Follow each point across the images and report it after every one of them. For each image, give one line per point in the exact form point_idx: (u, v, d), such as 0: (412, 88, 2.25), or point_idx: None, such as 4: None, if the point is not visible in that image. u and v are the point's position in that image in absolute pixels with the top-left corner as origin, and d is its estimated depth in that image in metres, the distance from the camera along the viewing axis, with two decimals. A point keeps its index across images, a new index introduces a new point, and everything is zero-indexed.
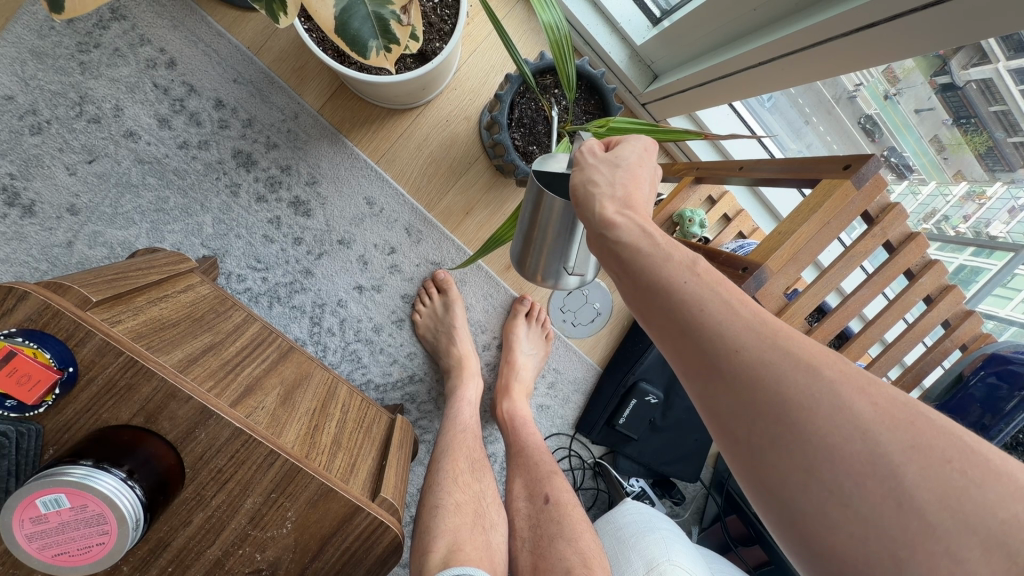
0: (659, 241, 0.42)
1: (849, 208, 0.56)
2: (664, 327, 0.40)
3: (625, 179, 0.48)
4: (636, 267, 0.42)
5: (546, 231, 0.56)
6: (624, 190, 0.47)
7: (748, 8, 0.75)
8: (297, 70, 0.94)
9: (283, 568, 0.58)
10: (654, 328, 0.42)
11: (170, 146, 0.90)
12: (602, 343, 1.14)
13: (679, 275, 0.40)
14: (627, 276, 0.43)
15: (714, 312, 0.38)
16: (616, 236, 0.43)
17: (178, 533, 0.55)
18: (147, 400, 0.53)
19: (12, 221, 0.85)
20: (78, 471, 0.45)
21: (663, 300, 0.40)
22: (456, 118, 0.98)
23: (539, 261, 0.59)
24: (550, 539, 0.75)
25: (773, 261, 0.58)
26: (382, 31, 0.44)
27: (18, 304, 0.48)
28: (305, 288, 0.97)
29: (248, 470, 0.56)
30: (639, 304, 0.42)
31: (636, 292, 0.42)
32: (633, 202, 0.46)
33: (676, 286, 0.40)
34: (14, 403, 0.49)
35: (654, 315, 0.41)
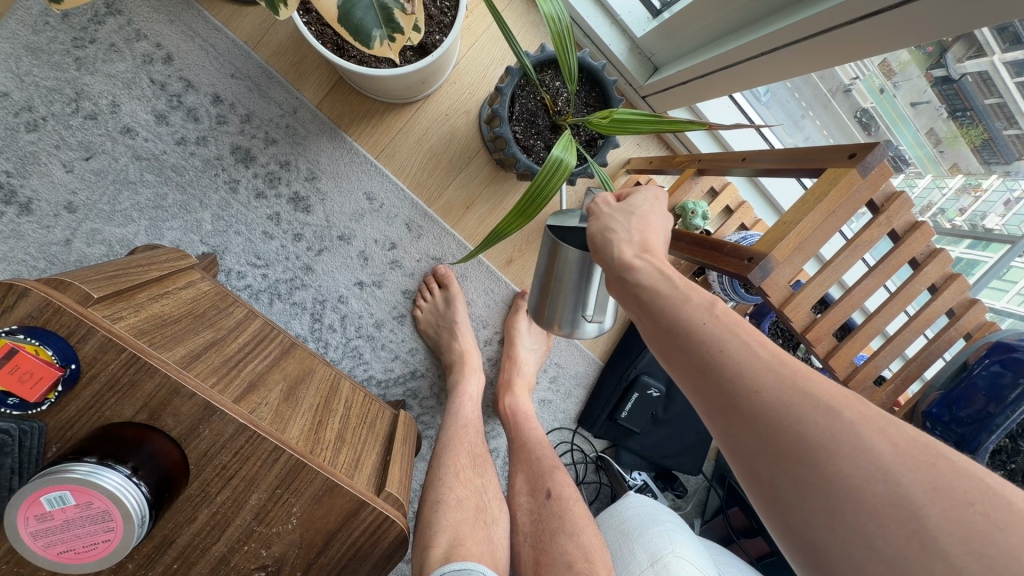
0: (676, 284, 0.45)
1: (855, 197, 0.56)
2: (684, 368, 0.42)
3: (640, 227, 0.51)
4: (656, 306, 0.44)
5: (563, 282, 0.58)
6: (639, 236, 0.50)
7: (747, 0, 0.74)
8: (295, 64, 0.93)
9: (289, 564, 0.59)
10: (675, 369, 0.43)
11: (168, 142, 0.90)
12: (604, 337, 1.14)
13: (698, 317, 0.42)
14: (648, 315, 0.45)
15: (732, 352, 0.40)
16: (636, 278, 0.45)
17: (183, 529, 0.55)
18: (150, 396, 0.53)
19: (9, 219, 0.84)
20: (83, 468, 0.45)
21: (684, 341, 0.42)
22: (455, 111, 0.97)
23: (556, 312, 0.60)
24: (551, 533, 0.75)
25: (779, 251, 0.57)
26: (386, 20, 0.44)
27: (18, 301, 0.48)
28: (306, 284, 0.97)
29: (253, 466, 0.56)
30: (660, 343, 0.44)
31: (657, 332, 0.44)
32: (650, 246, 0.49)
33: (697, 327, 0.42)
34: (17, 400, 0.48)
35: (675, 357, 0.43)
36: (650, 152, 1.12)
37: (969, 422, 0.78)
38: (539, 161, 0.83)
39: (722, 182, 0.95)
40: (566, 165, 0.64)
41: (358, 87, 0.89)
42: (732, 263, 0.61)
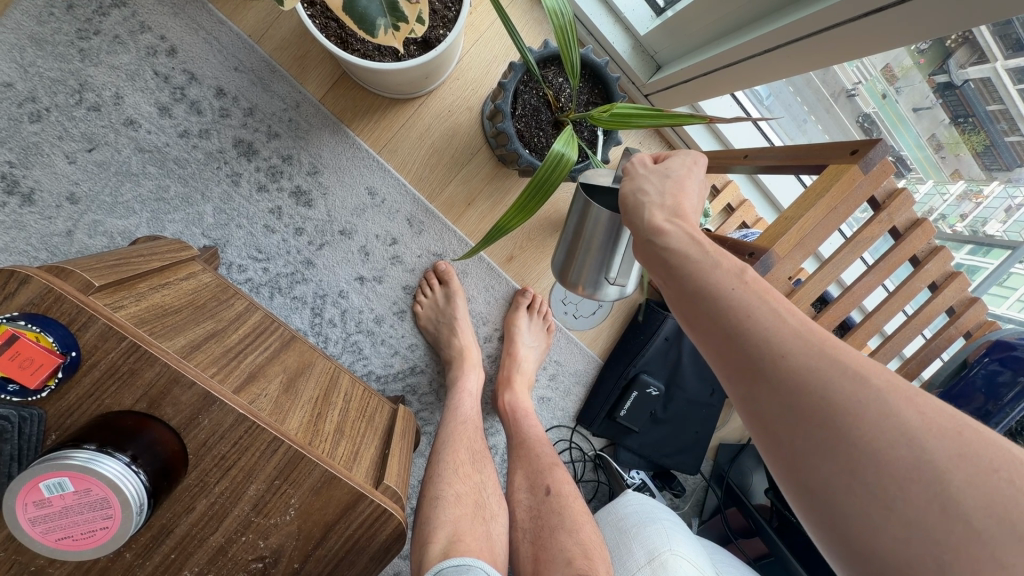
0: (706, 251, 0.43)
1: (856, 193, 0.56)
2: (709, 334, 0.41)
3: (674, 191, 0.49)
4: (683, 273, 0.43)
5: (590, 246, 0.61)
6: (673, 201, 0.48)
7: None
8: (299, 58, 0.93)
9: (286, 555, 0.60)
10: (700, 336, 0.43)
11: (171, 134, 0.90)
12: (603, 336, 1.14)
13: (726, 283, 0.42)
14: (674, 282, 0.44)
15: (762, 317, 0.39)
16: (666, 243, 0.44)
17: (181, 520, 0.56)
18: (150, 385, 0.53)
19: (11, 209, 0.84)
20: (83, 455, 0.45)
21: (710, 306, 0.41)
22: (458, 108, 0.97)
23: (580, 271, 0.63)
24: (551, 530, 0.74)
25: (780, 246, 0.57)
26: (390, 9, 0.44)
27: (20, 288, 0.48)
28: (306, 278, 0.97)
29: (253, 455, 0.57)
30: (685, 310, 0.43)
31: (681, 297, 0.44)
32: (682, 210, 0.47)
33: (725, 294, 0.41)
34: (17, 387, 0.49)
35: (702, 323, 0.42)
36: (652, 150, 1.12)
37: (971, 420, 0.78)
38: (541, 157, 0.83)
39: (724, 180, 0.94)
40: (569, 159, 0.63)
41: (360, 81, 0.89)
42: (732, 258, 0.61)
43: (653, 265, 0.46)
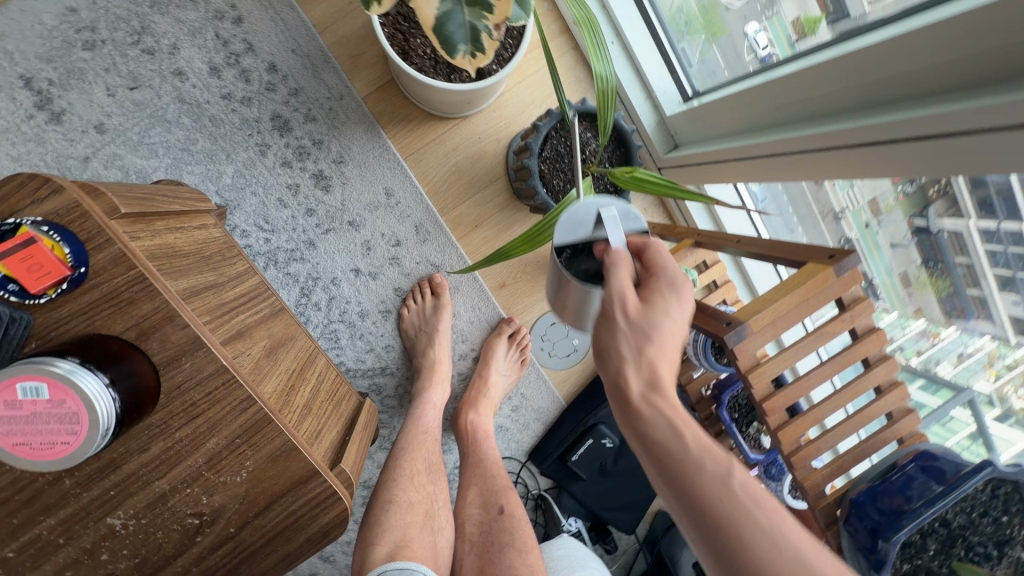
0: (686, 436, 0.46)
1: (827, 292, 0.62)
2: (692, 524, 0.45)
3: (656, 359, 0.48)
4: (670, 465, 0.45)
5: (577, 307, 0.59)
6: (651, 372, 0.48)
7: (771, 107, 0.83)
8: (354, 56, 0.95)
9: (225, 517, 0.60)
10: (687, 524, 0.46)
11: (214, 94, 0.92)
12: (571, 380, 1.16)
13: (716, 494, 0.44)
14: (654, 461, 0.47)
15: (751, 526, 0.43)
16: (644, 425, 0.47)
17: (132, 457, 0.57)
18: (144, 317, 0.54)
19: (37, 123, 0.88)
20: (65, 366, 0.45)
21: (703, 513, 0.44)
22: (488, 137, 1.02)
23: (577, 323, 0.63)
24: (500, 546, 0.80)
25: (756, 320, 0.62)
26: (472, 40, 0.49)
27: (51, 197, 0.50)
28: (304, 259, 1.00)
29: (221, 408, 0.57)
30: (673, 497, 0.46)
31: (665, 473, 0.46)
32: (659, 383, 0.48)
33: (705, 491, 0.44)
34: (19, 287, 0.50)
35: (680, 509, 0.45)
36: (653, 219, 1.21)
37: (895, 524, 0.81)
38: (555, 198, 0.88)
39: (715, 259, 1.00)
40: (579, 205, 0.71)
41: (407, 91, 0.94)
42: (711, 325, 0.66)
43: (630, 425, 0.48)
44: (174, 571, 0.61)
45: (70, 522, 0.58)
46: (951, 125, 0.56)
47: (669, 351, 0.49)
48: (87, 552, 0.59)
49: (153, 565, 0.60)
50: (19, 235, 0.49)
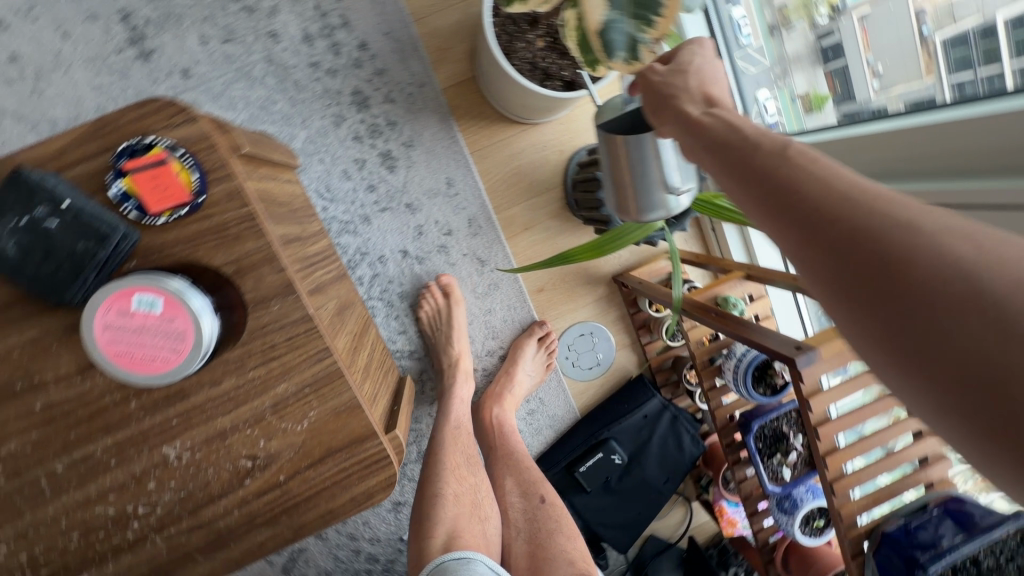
0: (745, 132, 0.38)
1: None
2: (793, 240, 0.33)
3: (701, 84, 0.45)
4: (731, 153, 0.38)
5: (636, 166, 0.59)
6: (703, 94, 0.44)
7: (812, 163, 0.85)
8: (442, 48, 0.99)
9: (279, 463, 0.61)
10: (777, 233, 0.34)
11: (302, 60, 0.95)
12: (590, 392, 1.19)
13: (779, 155, 0.35)
14: (716, 157, 0.39)
15: (919, 224, 0.29)
16: (697, 127, 0.41)
17: (202, 388, 0.58)
18: (245, 255, 0.55)
19: (126, 58, 0.90)
20: (178, 283, 0.47)
21: (780, 185, 0.34)
22: (552, 146, 1.05)
23: (637, 197, 0.61)
24: (549, 532, 0.88)
25: (829, 346, 0.56)
26: (630, 47, 0.47)
27: (184, 125, 0.52)
28: (356, 232, 1.02)
29: (299, 355, 0.59)
30: (739, 179, 0.37)
31: (754, 190, 0.36)
32: (714, 100, 0.43)
33: (782, 176, 0.34)
34: (140, 205, 0.51)
35: (789, 225, 0.33)
36: None
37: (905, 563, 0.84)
38: None
39: None
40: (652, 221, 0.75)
41: (488, 94, 0.99)
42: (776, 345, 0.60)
43: (716, 159, 0.39)
44: (216, 510, 0.61)
45: (125, 445, 0.58)
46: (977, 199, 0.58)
47: (719, 82, 0.45)
48: (135, 478, 0.59)
49: (195, 502, 0.60)
50: (152, 154, 0.50)
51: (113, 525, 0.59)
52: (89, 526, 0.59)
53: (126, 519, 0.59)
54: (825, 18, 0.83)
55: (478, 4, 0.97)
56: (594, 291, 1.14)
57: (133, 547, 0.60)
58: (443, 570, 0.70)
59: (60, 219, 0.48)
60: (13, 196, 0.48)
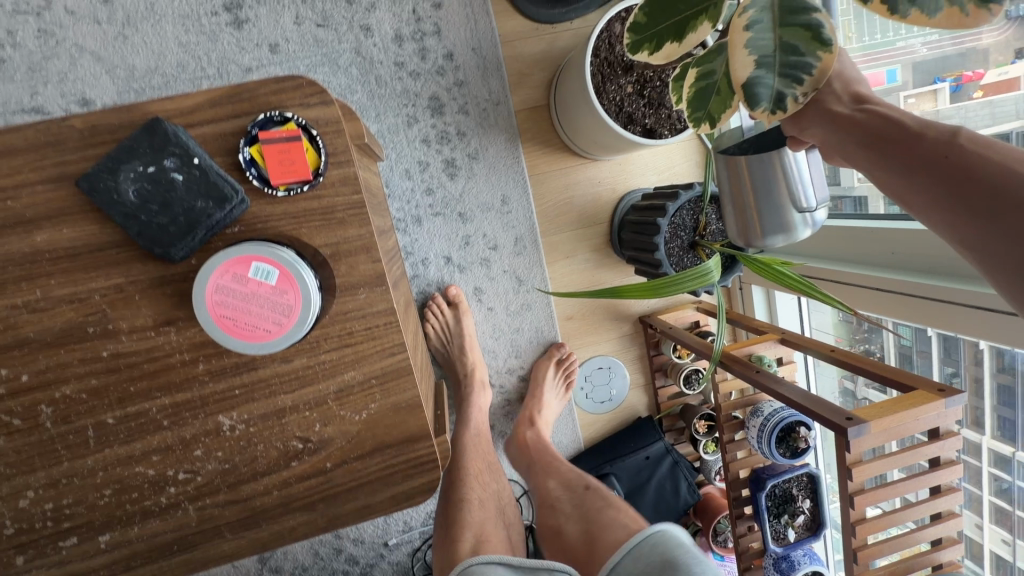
0: (909, 123, 0.42)
1: (933, 418, 0.61)
2: (968, 216, 0.37)
3: (852, 83, 0.47)
4: (897, 141, 0.42)
5: (759, 189, 0.65)
6: (852, 92, 0.47)
7: (844, 241, 0.88)
8: (522, 72, 1.02)
9: (330, 449, 0.60)
10: (947, 212, 0.38)
11: (389, 58, 0.97)
12: (597, 425, 1.21)
13: (952, 144, 0.39)
14: (877, 145, 0.43)
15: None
16: (857, 118, 0.44)
17: (271, 362, 0.57)
18: (346, 240, 0.56)
19: (218, 22, 0.90)
20: (291, 255, 0.47)
21: (954, 171, 0.38)
22: (608, 183, 1.09)
23: (763, 220, 0.68)
24: (598, 509, 0.85)
25: (879, 423, 0.59)
26: (775, 99, 0.44)
27: (318, 106, 0.53)
28: (406, 231, 1.03)
29: (373, 346, 0.59)
30: (905, 163, 0.41)
31: (920, 176, 0.40)
32: (865, 99, 0.46)
33: (957, 160, 0.38)
34: (261, 175, 0.52)
35: (963, 207, 0.37)
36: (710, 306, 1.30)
37: None
38: (670, 261, 0.92)
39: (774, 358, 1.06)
40: (710, 276, 0.79)
41: (559, 124, 1.02)
42: (827, 414, 0.63)
43: (871, 150, 0.43)
44: (255, 488, 0.60)
45: (181, 408, 0.57)
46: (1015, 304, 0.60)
47: (864, 81, 0.48)
48: (184, 442, 0.57)
49: (237, 476, 0.59)
50: (287, 128, 0.51)
51: (149, 487, 0.58)
52: (125, 484, 0.57)
53: (164, 483, 0.58)
54: None
55: (565, 39, 1.01)
56: (620, 328, 1.17)
57: (163, 513, 0.58)
58: (471, 572, 0.70)
59: (187, 173, 0.49)
60: (148, 142, 0.49)
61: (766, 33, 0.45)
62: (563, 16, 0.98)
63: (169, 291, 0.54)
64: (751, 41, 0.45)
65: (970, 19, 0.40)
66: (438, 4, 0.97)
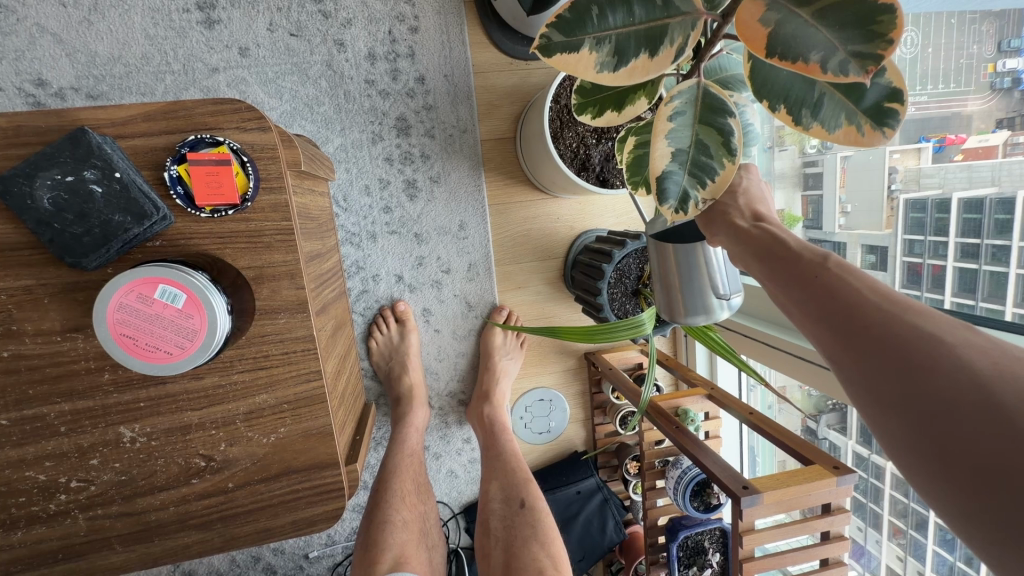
0: (787, 239, 0.48)
1: (824, 495, 0.63)
2: (813, 316, 0.42)
3: (752, 202, 0.56)
4: (774, 254, 0.48)
5: (684, 275, 0.68)
6: (752, 211, 0.55)
7: (783, 307, 0.92)
8: (493, 103, 1.04)
9: (234, 470, 0.60)
10: (801, 315, 0.43)
11: (360, 74, 0.97)
12: (534, 455, 1.22)
13: (811, 259, 0.45)
14: (759, 254, 0.49)
15: (912, 315, 0.36)
16: (752, 230, 0.51)
17: (181, 378, 0.57)
18: (270, 265, 0.56)
19: (189, 19, 0.90)
20: (202, 280, 0.48)
21: (807, 278, 0.43)
22: (566, 221, 1.11)
23: (687, 301, 0.69)
24: (523, 540, 0.81)
25: (772, 495, 0.61)
26: (681, 199, 0.51)
27: (254, 132, 0.53)
28: (360, 247, 1.03)
29: (289, 371, 0.59)
30: (777, 272, 0.46)
31: (787, 283, 0.45)
32: (762, 218, 0.54)
33: (809, 271, 0.44)
34: (188, 194, 0.52)
35: (810, 308, 0.42)
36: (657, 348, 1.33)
37: None
38: (612, 307, 0.94)
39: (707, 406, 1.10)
40: (642, 329, 0.81)
41: (522, 158, 1.04)
42: (726, 479, 0.65)
43: (761, 263, 0.49)
44: (151, 503, 0.59)
45: (81, 416, 0.56)
46: None
47: (765, 204, 0.56)
48: (80, 450, 0.56)
49: (133, 489, 0.58)
50: (217, 151, 0.51)
51: (38, 493, 0.56)
52: (12, 488, 0.56)
53: (54, 490, 0.57)
54: (813, 149, 0.92)
55: (537, 76, 1.03)
56: (565, 362, 1.19)
57: (51, 520, 0.57)
58: None
59: (106, 186, 0.49)
60: (70, 151, 0.48)
61: (686, 127, 0.50)
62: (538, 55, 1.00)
63: (80, 298, 0.53)
64: (672, 133, 0.50)
65: (868, 138, 0.42)
66: (415, 28, 0.98)
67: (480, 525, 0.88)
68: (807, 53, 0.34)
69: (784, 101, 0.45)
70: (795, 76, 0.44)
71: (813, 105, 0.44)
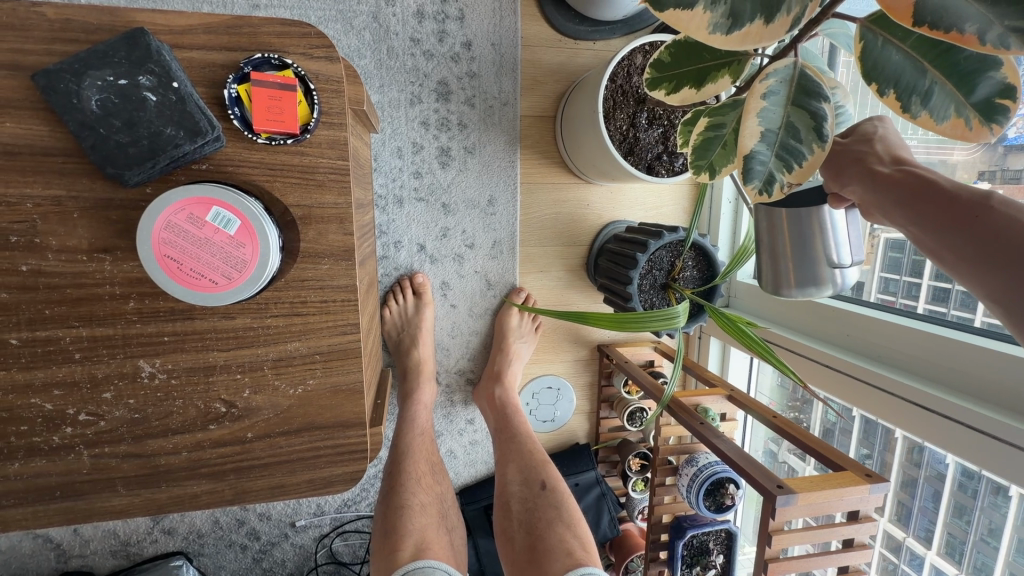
0: (939, 182, 0.44)
1: (854, 501, 0.62)
2: (981, 269, 0.39)
3: (893, 148, 0.50)
4: (922, 199, 0.44)
5: (796, 242, 0.65)
6: (892, 156, 0.49)
7: (806, 313, 0.91)
8: (537, 78, 1.01)
9: (255, 419, 0.56)
10: (963, 266, 0.41)
11: (405, 31, 0.94)
12: None
13: (972, 206, 0.41)
14: (905, 199, 0.45)
15: None
16: (888, 175, 0.47)
17: (211, 316, 0.53)
18: (321, 206, 0.53)
19: None
20: (258, 208, 0.47)
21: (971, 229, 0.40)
22: (597, 208, 1.09)
23: (799, 274, 0.67)
24: (547, 522, 0.78)
25: (807, 495, 0.60)
26: (766, 180, 0.49)
27: (321, 61, 0.50)
28: (386, 210, 0.99)
29: (325, 321, 0.56)
30: (930, 219, 0.43)
31: (944, 232, 0.42)
32: (906, 160, 0.48)
33: (974, 219, 0.40)
34: (246, 117, 0.48)
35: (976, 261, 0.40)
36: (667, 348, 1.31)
37: None
38: (642, 298, 0.93)
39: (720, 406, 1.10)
40: (677, 321, 0.80)
41: (561, 139, 1.01)
42: (759, 477, 0.65)
43: (908, 209, 0.45)
44: (163, 446, 0.55)
45: (99, 344, 0.52)
46: (952, 412, 0.63)
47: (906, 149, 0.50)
48: (93, 381, 0.52)
49: (145, 429, 0.54)
50: (283, 75, 0.48)
51: (41, 424, 0.52)
52: (14, 415, 0.52)
53: (60, 422, 0.53)
54: None
55: (584, 57, 1.01)
56: (577, 352, 1.17)
57: (52, 454, 0.53)
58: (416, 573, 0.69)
59: (161, 96, 0.45)
60: (125, 53, 0.44)
61: (777, 108, 0.48)
62: (589, 35, 0.98)
63: (112, 217, 0.49)
64: (763, 112, 0.48)
65: (972, 133, 0.41)
66: None
67: (499, 509, 0.85)
68: (962, 24, 0.32)
69: (894, 86, 0.44)
70: (906, 63, 0.43)
71: (923, 94, 0.43)
